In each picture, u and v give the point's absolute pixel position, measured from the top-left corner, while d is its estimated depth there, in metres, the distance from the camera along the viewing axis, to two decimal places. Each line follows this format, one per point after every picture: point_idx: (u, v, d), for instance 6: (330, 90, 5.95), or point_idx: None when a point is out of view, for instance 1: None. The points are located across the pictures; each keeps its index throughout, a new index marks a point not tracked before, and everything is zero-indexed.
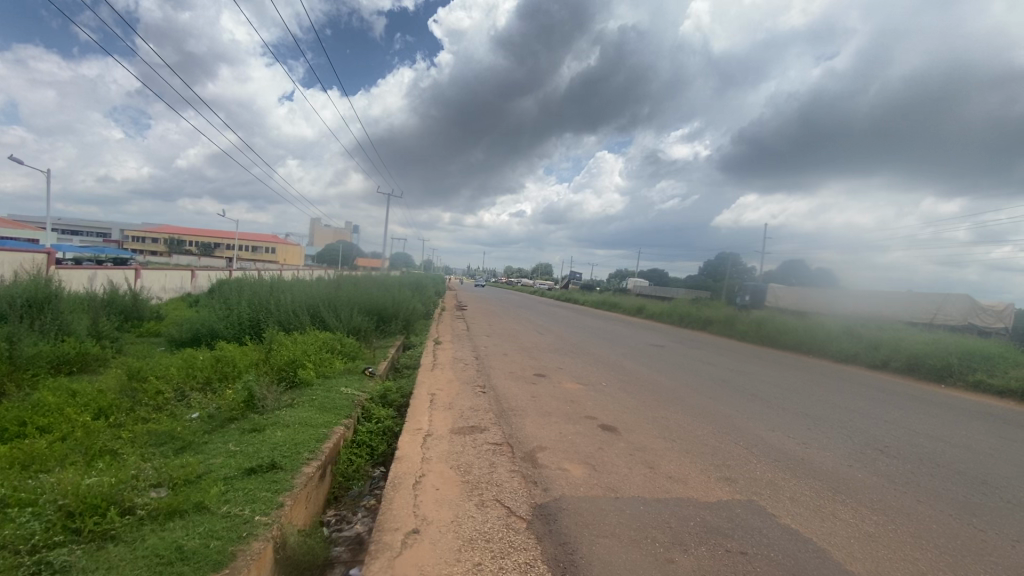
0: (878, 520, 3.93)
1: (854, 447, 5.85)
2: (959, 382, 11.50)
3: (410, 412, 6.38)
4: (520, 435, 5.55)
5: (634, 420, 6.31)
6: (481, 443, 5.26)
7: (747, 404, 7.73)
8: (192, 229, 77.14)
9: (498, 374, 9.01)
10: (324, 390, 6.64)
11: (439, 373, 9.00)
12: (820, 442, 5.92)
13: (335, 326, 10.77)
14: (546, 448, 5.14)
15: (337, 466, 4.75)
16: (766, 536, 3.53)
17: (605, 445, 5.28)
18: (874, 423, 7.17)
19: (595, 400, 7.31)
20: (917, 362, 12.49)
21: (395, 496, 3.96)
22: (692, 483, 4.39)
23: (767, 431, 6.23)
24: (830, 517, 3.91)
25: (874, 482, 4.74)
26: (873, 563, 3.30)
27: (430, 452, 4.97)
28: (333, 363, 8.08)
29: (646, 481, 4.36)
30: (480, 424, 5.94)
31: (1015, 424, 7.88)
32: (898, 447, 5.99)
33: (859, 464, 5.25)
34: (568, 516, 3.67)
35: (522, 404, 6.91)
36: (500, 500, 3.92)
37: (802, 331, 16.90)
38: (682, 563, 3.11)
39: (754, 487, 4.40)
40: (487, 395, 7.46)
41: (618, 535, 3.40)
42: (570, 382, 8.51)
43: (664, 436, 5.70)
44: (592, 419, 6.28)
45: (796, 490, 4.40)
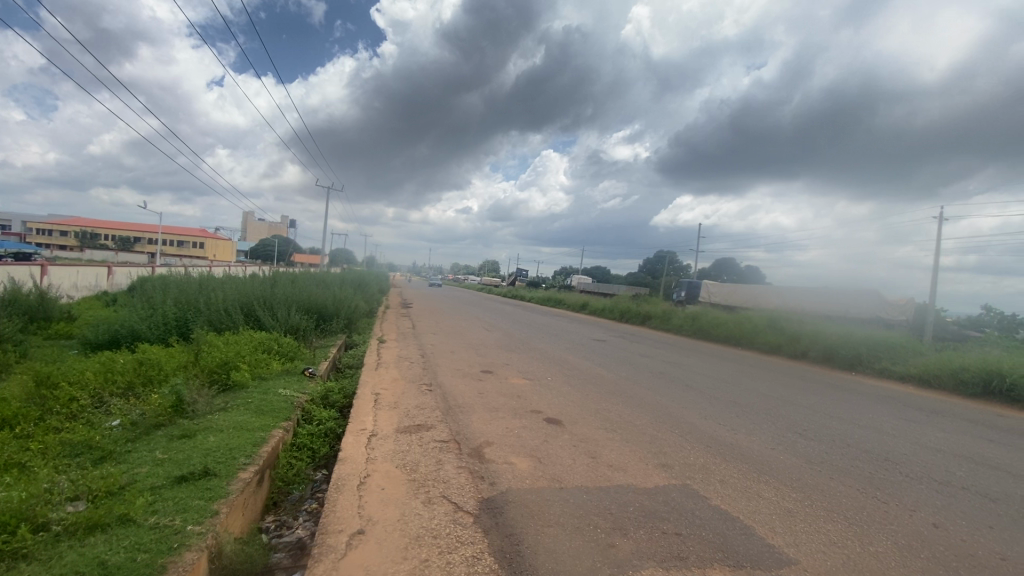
0: (796, 497, 4.29)
1: (777, 431, 6.32)
2: (866, 369, 12.68)
3: (354, 412, 6.24)
4: (467, 430, 5.58)
5: (577, 413, 6.49)
6: (427, 441, 5.24)
7: (683, 394, 8.15)
8: (108, 221, 70.98)
9: (445, 372, 8.97)
10: (260, 393, 6.36)
11: (384, 372, 8.84)
12: (747, 428, 6.36)
13: (271, 326, 10.31)
14: (492, 443, 5.20)
15: (276, 471, 4.58)
16: (698, 517, 3.77)
17: (550, 437, 5.41)
18: (794, 408, 7.77)
19: (541, 394, 7.46)
20: (831, 351, 13.63)
21: (338, 498, 3.88)
22: (632, 471, 4.60)
23: (701, 419, 6.60)
24: (755, 497, 4.22)
25: (795, 463, 5.16)
26: (791, 535, 3.61)
27: (375, 452, 4.90)
28: (269, 365, 7.74)
29: (589, 470, 4.52)
30: (426, 422, 5.91)
31: (912, 406, 8.79)
32: (815, 430, 6.53)
33: (781, 446, 5.69)
34: (514, 508, 3.75)
35: (469, 400, 6.94)
36: (447, 497, 3.93)
37: (732, 324, 17.97)
38: (622, 547, 3.26)
39: (688, 471, 4.67)
40: (433, 393, 7.43)
41: (562, 524, 3.52)
42: (516, 377, 8.63)
43: (606, 427, 5.91)
44: (538, 413, 6.41)
45: (726, 473, 4.72)
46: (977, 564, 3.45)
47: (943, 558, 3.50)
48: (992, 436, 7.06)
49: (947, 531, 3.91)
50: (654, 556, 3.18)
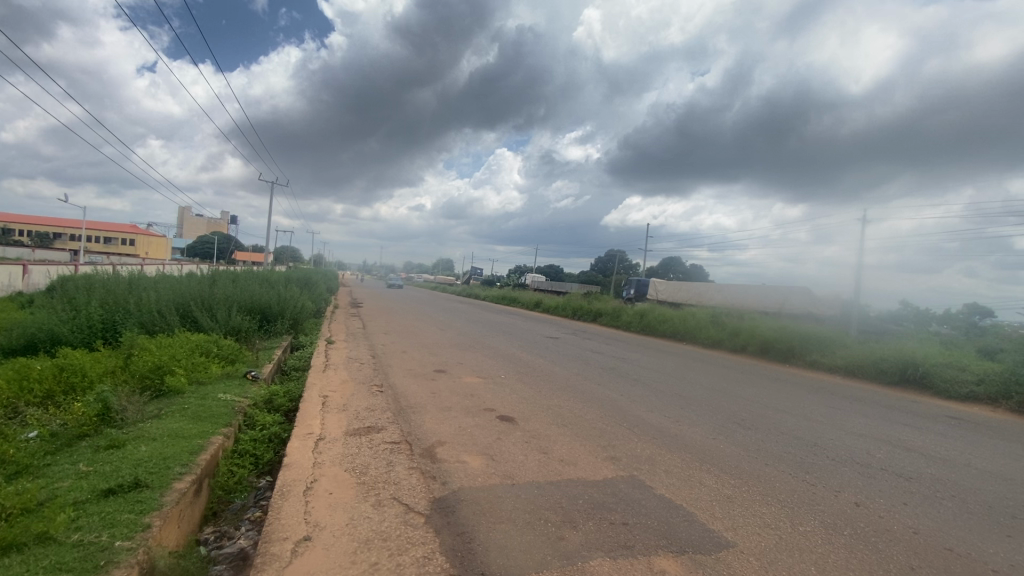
0: (734, 483, 4.53)
1: (719, 422, 6.63)
2: (799, 361, 13.54)
3: (300, 416, 6.03)
4: (419, 431, 5.53)
5: (530, 409, 6.57)
6: (378, 443, 5.15)
7: (632, 388, 8.41)
8: (22, 216, 65.00)
9: (396, 372, 8.82)
10: (198, 398, 6.03)
11: (332, 374, 8.59)
12: (690, 419, 6.65)
13: (210, 327, 9.79)
14: (445, 442, 5.17)
15: (216, 480, 4.35)
16: (644, 506, 3.91)
17: (502, 435, 5.45)
18: (734, 399, 8.19)
19: (494, 392, 7.48)
20: (768, 345, 14.48)
21: (283, 505, 3.75)
22: (582, 464, 4.71)
23: (648, 412, 6.84)
24: (697, 485, 4.42)
25: (734, 451, 5.45)
26: (730, 519, 3.81)
27: (322, 456, 4.76)
28: (208, 369, 7.33)
29: (540, 465, 4.59)
30: (377, 424, 5.81)
31: (839, 395, 9.46)
32: (752, 420, 6.91)
33: (722, 436, 5.98)
34: (466, 506, 3.75)
35: (421, 400, 6.87)
36: (398, 498, 3.88)
37: (678, 320, 18.69)
38: (572, 539, 3.34)
39: (635, 463, 4.83)
40: (384, 394, 7.30)
41: (514, 520, 3.56)
42: (470, 376, 8.62)
43: (557, 422, 6.01)
44: (491, 410, 6.44)
45: (670, 463, 4.91)
46: (893, 538, 3.77)
47: (863, 534, 3.80)
48: (906, 421, 7.72)
49: (867, 509, 4.25)
50: (602, 547, 3.28)
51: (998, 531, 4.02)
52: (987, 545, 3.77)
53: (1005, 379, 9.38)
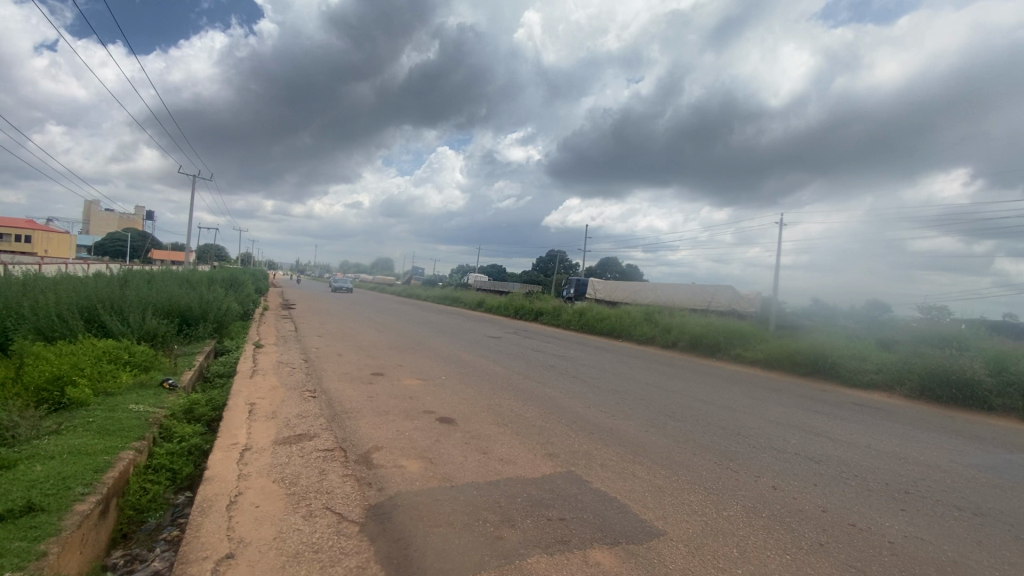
0: (665, 474, 4.75)
1: (651, 415, 6.92)
2: (724, 355, 14.40)
3: (224, 426, 5.66)
4: (355, 437, 5.35)
5: (470, 410, 6.54)
6: (310, 451, 4.93)
7: (570, 385, 8.60)
8: None
9: (331, 376, 8.49)
10: (105, 410, 5.50)
11: (261, 380, 8.12)
12: (625, 413, 6.89)
13: (121, 332, 8.97)
14: (382, 447, 5.04)
15: (126, 499, 3.99)
16: (581, 501, 4.00)
17: (442, 436, 5.39)
18: (666, 393, 8.58)
19: (434, 394, 7.38)
20: (697, 340, 15.28)
21: (203, 522, 3.50)
22: (521, 462, 4.75)
23: (585, 408, 7.01)
24: (630, 477, 4.59)
25: (665, 443, 5.71)
26: (661, 509, 3.99)
27: (248, 467, 4.49)
28: (117, 378, 6.70)
29: (479, 466, 4.58)
30: (309, 431, 5.56)
31: (759, 386, 10.15)
32: (681, 412, 7.26)
33: (654, 429, 6.24)
34: (402, 512, 3.67)
35: (357, 405, 6.65)
36: (331, 508, 3.74)
37: (615, 318, 19.30)
38: (510, 538, 3.36)
39: (572, 458, 4.93)
40: (317, 399, 7.00)
41: (452, 522, 3.52)
42: (409, 378, 8.46)
43: (497, 422, 6.02)
44: (430, 413, 6.34)
45: (606, 457, 5.07)
46: (804, 517, 4.10)
47: (779, 515, 4.09)
48: (817, 408, 8.40)
49: (783, 491, 4.60)
50: (539, 543, 3.32)
51: (892, 505, 4.46)
52: (884, 519, 4.17)
53: (898, 367, 10.45)
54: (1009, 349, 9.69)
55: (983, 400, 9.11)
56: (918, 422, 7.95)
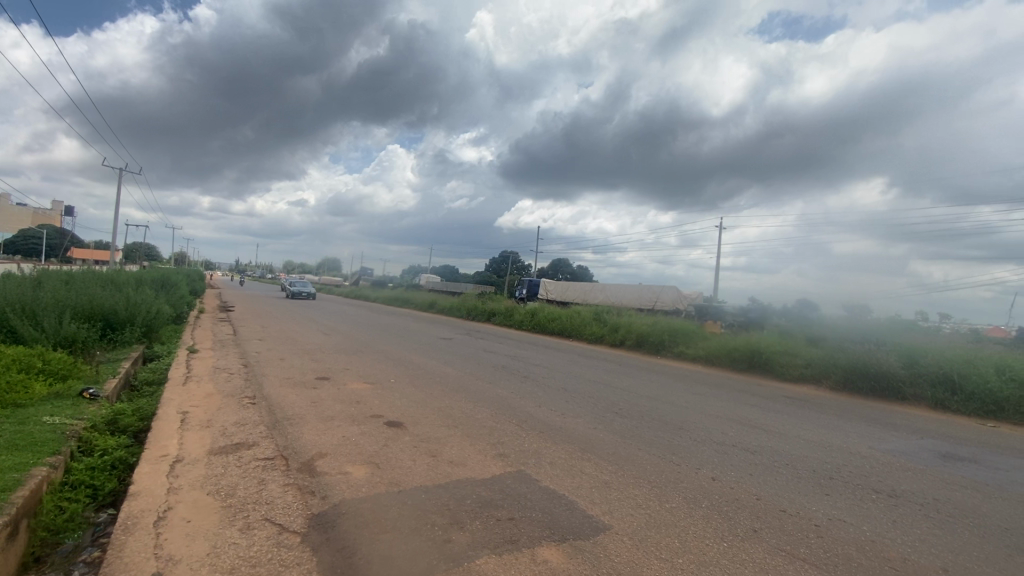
0: (612, 469, 4.87)
1: (599, 412, 7.07)
2: (669, 352, 14.96)
3: (153, 437, 5.30)
4: (297, 444, 5.15)
5: (419, 413, 6.45)
6: (248, 460, 4.70)
7: (521, 384, 8.66)
8: None
9: (272, 382, 8.13)
10: (14, 424, 5.02)
11: (195, 387, 7.66)
12: (574, 411, 7.01)
13: (34, 338, 8.22)
14: (326, 454, 4.88)
15: (38, 519, 3.66)
16: (530, 500, 4.04)
17: (389, 441, 5.29)
18: (614, 390, 8.80)
19: (382, 397, 7.23)
20: (643, 338, 15.80)
21: (127, 540, 3.26)
22: (470, 464, 4.74)
23: (536, 407, 7.07)
24: (578, 474, 4.67)
25: (612, 439, 5.86)
26: (607, 504, 4.09)
27: (180, 480, 4.23)
28: (28, 388, 6.12)
29: (428, 469, 4.53)
30: (248, 440, 5.30)
31: (700, 382, 10.62)
32: (628, 409, 7.47)
33: (602, 425, 6.38)
34: (347, 519, 3.57)
35: (301, 411, 6.41)
36: (270, 519, 3.58)
37: (565, 318, 19.62)
38: (459, 540, 3.34)
39: (522, 458, 4.97)
40: (257, 406, 6.69)
41: (399, 528, 3.46)
42: (356, 382, 8.24)
43: (447, 424, 5.97)
44: (378, 417, 6.20)
45: (555, 455, 5.14)
46: (740, 505, 4.32)
47: (717, 505, 4.29)
48: (753, 402, 8.88)
49: (721, 482, 4.82)
50: (488, 544, 3.32)
51: (818, 491, 4.78)
52: (811, 504, 4.46)
53: (825, 361, 11.19)
54: (919, 343, 10.59)
55: (898, 391, 9.91)
56: (842, 413, 8.54)
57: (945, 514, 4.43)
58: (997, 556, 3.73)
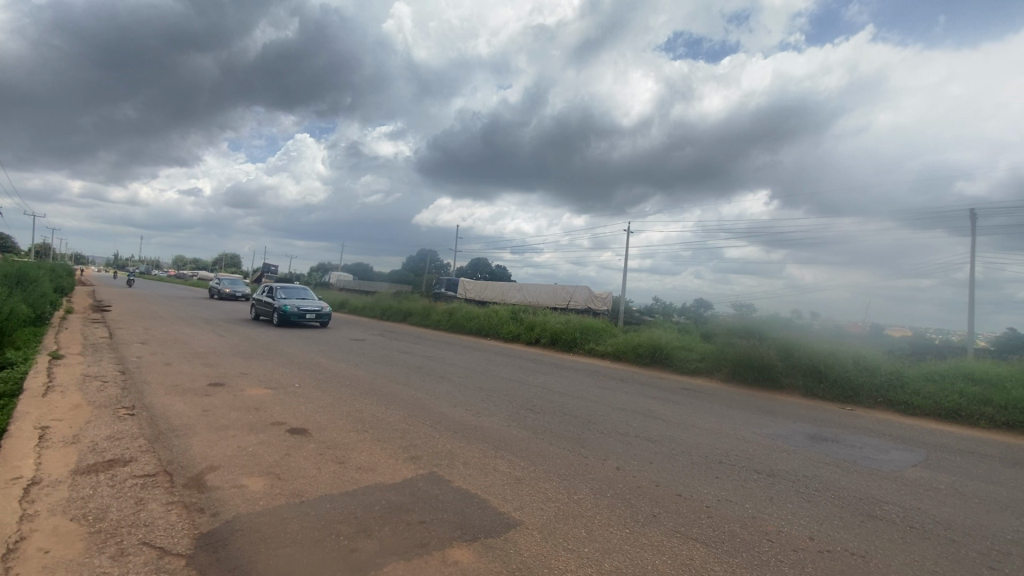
0: (524, 466, 4.96)
1: (513, 410, 7.19)
2: (580, 350, 15.55)
3: (1, 457, 4.55)
4: (185, 458, 4.69)
5: (326, 418, 6.14)
6: (123, 479, 4.20)
7: (436, 385, 8.56)
8: None
9: (156, 390, 7.32)
10: None
11: (57, 398, 6.68)
12: (488, 410, 7.05)
13: None
14: (218, 466, 4.49)
15: None
16: (441, 501, 4.00)
17: (292, 449, 4.98)
18: (527, 388, 8.98)
19: (284, 403, 6.78)
20: (557, 337, 16.29)
21: None
22: (380, 469, 4.59)
23: (450, 407, 7.02)
24: (491, 472, 4.71)
25: (525, 436, 5.97)
26: (519, 500, 4.15)
27: (36, 505, 3.67)
28: None
29: (334, 477, 4.33)
30: (124, 456, 4.73)
31: (609, 376, 11.16)
32: (541, 405, 7.67)
33: (515, 423, 6.49)
34: (241, 536, 3.32)
35: (190, 421, 5.83)
36: (149, 543, 3.22)
37: (482, 318, 19.69)
38: (366, 548, 3.23)
39: (434, 460, 4.91)
40: (136, 417, 5.99)
41: (300, 540, 3.28)
42: (255, 387, 7.66)
43: (357, 429, 5.75)
44: (280, 424, 5.82)
45: (468, 455, 5.14)
46: (641, 493, 4.59)
47: (621, 493, 4.54)
48: (656, 394, 9.50)
49: (625, 471, 5.10)
50: (397, 550, 3.24)
51: (710, 475, 5.22)
52: (702, 487, 4.87)
53: (717, 356, 12.24)
54: (794, 336, 11.93)
55: (776, 381, 11.10)
56: (731, 402, 9.40)
57: (811, 489, 5.03)
58: (851, 523, 4.30)
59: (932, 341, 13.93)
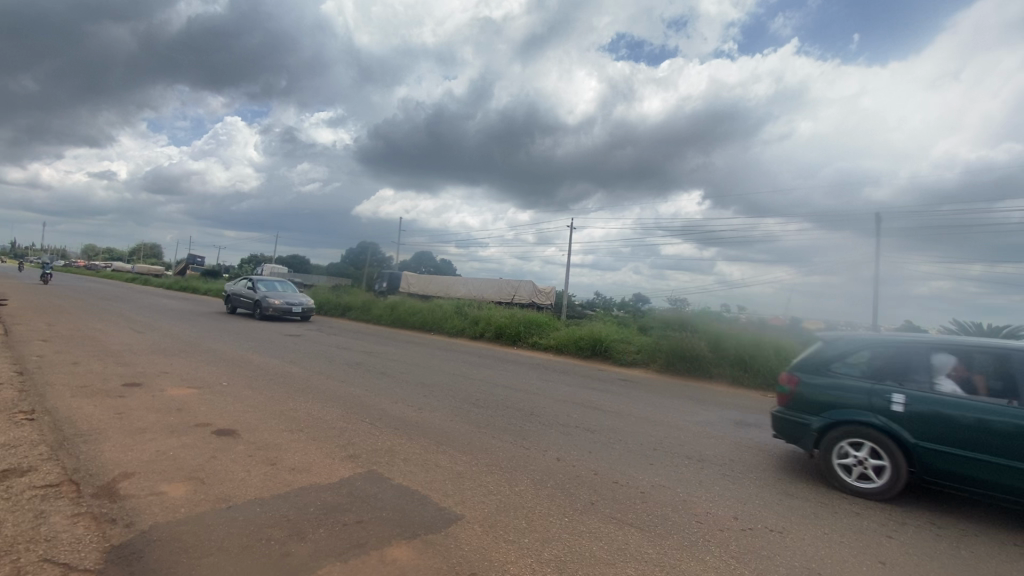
0: (466, 460, 4.95)
1: (456, 404, 7.15)
2: (524, 343, 15.74)
3: None
4: (95, 465, 4.30)
5: (257, 418, 5.83)
6: (20, 491, 3.79)
7: (376, 381, 8.34)
8: None
9: (61, 392, 6.65)
10: None
11: None
12: (431, 405, 6.97)
13: None
14: (134, 473, 4.15)
15: None
16: (380, 499, 3.91)
17: (219, 452, 4.69)
18: (471, 382, 8.97)
19: (211, 403, 6.37)
20: (501, 330, 16.39)
21: None
22: (316, 469, 4.43)
23: (391, 404, 6.87)
24: (433, 467, 4.67)
25: (467, 430, 5.95)
26: (461, 495, 4.14)
27: None
28: None
29: (266, 479, 4.13)
30: (21, 465, 4.26)
31: (552, 369, 11.36)
32: (484, 398, 7.68)
33: (458, 417, 6.46)
34: (160, 546, 3.09)
35: (100, 425, 5.35)
36: (51, 559, 2.94)
37: (425, 311, 19.46)
38: (299, 552, 3.10)
39: (374, 457, 4.79)
40: (36, 422, 5.42)
41: (226, 548, 3.10)
42: (178, 387, 7.16)
43: (291, 429, 5.50)
44: (205, 426, 5.46)
45: (409, 451, 5.06)
46: (581, 481, 4.71)
47: (561, 483, 4.64)
48: (596, 385, 9.80)
49: (565, 461, 5.22)
50: (332, 552, 3.15)
51: (645, 461, 5.45)
52: (638, 473, 5.07)
53: (652, 347, 12.78)
54: (723, 328, 12.66)
55: (706, 370, 11.75)
56: (665, 391, 9.85)
57: (737, 472, 5.36)
58: (772, 502, 4.63)
59: (842, 332, 15.27)
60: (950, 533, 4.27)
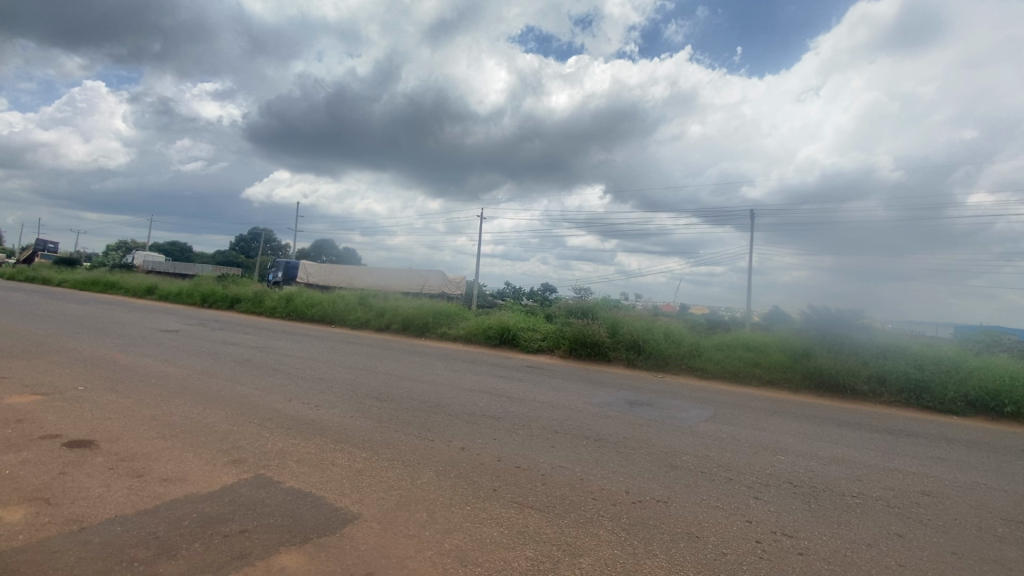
0: (364, 456, 4.78)
1: (357, 399, 6.87)
2: (432, 334, 15.58)
3: None
4: None
5: (122, 426, 5.16)
6: None
7: (268, 379, 7.77)
8: None
9: None
10: None
11: None
12: (329, 402, 6.64)
13: None
14: None
15: None
16: (266, 505, 3.65)
17: (71, 467, 4.10)
18: (374, 375, 8.67)
19: (62, 411, 5.53)
20: (408, 322, 16.08)
21: None
22: (192, 478, 4.03)
23: (284, 402, 6.42)
24: (328, 467, 4.45)
25: (368, 425, 5.74)
26: (359, 493, 3.99)
27: None
28: None
29: (130, 494, 3.68)
30: None
31: (459, 359, 11.36)
32: (388, 392, 7.47)
33: (359, 413, 6.22)
34: None
35: None
36: None
37: (326, 303, 18.48)
38: (168, 572, 2.81)
39: (262, 461, 4.46)
40: None
41: None
42: (17, 394, 6.11)
43: (165, 435, 4.96)
44: (52, 438, 4.71)
45: (302, 452, 4.77)
46: (483, 469, 4.76)
47: (464, 472, 4.65)
48: (502, 373, 9.96)
49: (468, 450, 5.24)
50: (210, 567, 2.89)
51: (546, 445, 5.63)
52: (539, 457, 5.23)
53: (557, 335, 13.27)
54: (621, 314, 13.45)
55: (606, 355, 12.44)
56: (568, 376, 10.29)
57: (630, 449, 5.74)
58: (659, 474, 5.03)
59: (721, 316, 17.03)
60: (803, 490, 4.93)
